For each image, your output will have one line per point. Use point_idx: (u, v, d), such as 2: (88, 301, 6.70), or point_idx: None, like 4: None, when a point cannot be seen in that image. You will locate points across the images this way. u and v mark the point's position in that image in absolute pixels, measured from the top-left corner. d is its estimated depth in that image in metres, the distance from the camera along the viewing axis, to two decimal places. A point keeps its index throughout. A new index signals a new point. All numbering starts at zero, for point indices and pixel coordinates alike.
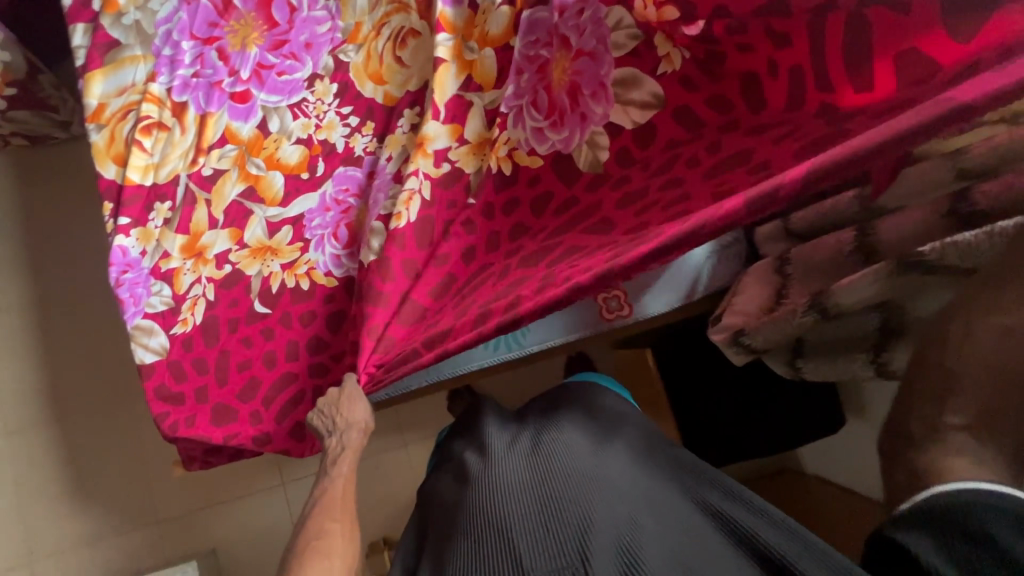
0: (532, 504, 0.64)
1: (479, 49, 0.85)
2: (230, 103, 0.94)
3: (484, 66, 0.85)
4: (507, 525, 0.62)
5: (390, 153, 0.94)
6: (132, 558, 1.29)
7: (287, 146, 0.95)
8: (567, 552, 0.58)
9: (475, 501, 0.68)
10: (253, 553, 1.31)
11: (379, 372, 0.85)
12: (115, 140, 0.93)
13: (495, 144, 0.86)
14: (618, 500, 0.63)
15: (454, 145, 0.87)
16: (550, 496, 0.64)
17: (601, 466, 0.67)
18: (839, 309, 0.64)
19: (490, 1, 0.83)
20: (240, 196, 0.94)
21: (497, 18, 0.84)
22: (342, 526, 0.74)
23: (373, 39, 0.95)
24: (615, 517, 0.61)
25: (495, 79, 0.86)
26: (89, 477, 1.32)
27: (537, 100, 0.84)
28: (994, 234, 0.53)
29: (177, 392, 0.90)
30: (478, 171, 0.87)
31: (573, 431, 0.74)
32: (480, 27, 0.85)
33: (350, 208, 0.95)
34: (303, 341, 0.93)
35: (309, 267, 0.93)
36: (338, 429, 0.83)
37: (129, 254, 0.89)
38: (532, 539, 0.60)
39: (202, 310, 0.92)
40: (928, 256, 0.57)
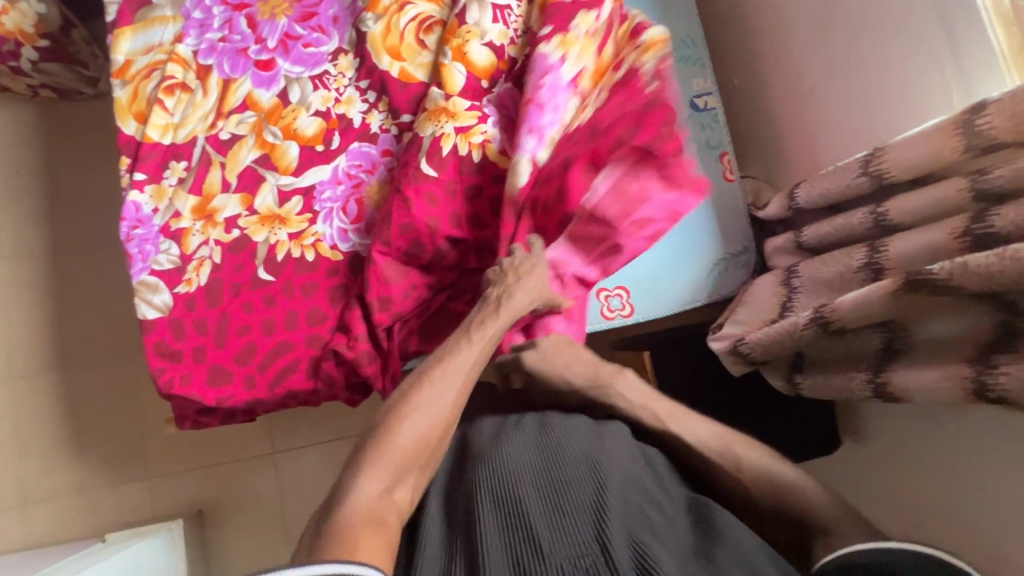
0: (542, 482, 0.57)
1: (451, 57, 0.91)
2: (254, 70, 0.96)
3: (452, 73, 0.90)
4: (515, 502, 0.54)
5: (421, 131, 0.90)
6: (120, 511, 1.32)
7: (305, 117, 0.95)
8: (581, 537, 0.51)
9: (474, 474, 0.59)
10: (238, 519, 1.33)
11: (385, 341, 0.91)
12: (137, 97, 0.95)
13: (469, 130, 0.90)
14: (632, 491, 0.57)
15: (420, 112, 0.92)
16: (561, 476, 0.57)
17: (606, 452, 0.61)
18: (838, 322, 0.62)
19: (480, 28, 0.91)
20: (254, 162, 0.95)
21: (480, 50, 0.91)
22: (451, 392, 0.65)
23: (395, 12, 0.94)
24: (630, 508, 0.55)
25: (456, 90, 0.91)
26: (86, 427, 1.34)
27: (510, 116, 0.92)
28: (1007, 257, 0.48)
29: (176, 349, 0.91)
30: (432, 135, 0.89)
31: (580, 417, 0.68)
32: (460, 39, 0.91)
33: (361, 183, 0.94)
34: (303, 311, 0.91)
35: (316, 239, 0.93)
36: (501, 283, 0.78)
37: (142, 210, 0.94)
38: (547, 521, 0.52)
39: (207, 271, 0.92)
40: (941, 278, 0.52)
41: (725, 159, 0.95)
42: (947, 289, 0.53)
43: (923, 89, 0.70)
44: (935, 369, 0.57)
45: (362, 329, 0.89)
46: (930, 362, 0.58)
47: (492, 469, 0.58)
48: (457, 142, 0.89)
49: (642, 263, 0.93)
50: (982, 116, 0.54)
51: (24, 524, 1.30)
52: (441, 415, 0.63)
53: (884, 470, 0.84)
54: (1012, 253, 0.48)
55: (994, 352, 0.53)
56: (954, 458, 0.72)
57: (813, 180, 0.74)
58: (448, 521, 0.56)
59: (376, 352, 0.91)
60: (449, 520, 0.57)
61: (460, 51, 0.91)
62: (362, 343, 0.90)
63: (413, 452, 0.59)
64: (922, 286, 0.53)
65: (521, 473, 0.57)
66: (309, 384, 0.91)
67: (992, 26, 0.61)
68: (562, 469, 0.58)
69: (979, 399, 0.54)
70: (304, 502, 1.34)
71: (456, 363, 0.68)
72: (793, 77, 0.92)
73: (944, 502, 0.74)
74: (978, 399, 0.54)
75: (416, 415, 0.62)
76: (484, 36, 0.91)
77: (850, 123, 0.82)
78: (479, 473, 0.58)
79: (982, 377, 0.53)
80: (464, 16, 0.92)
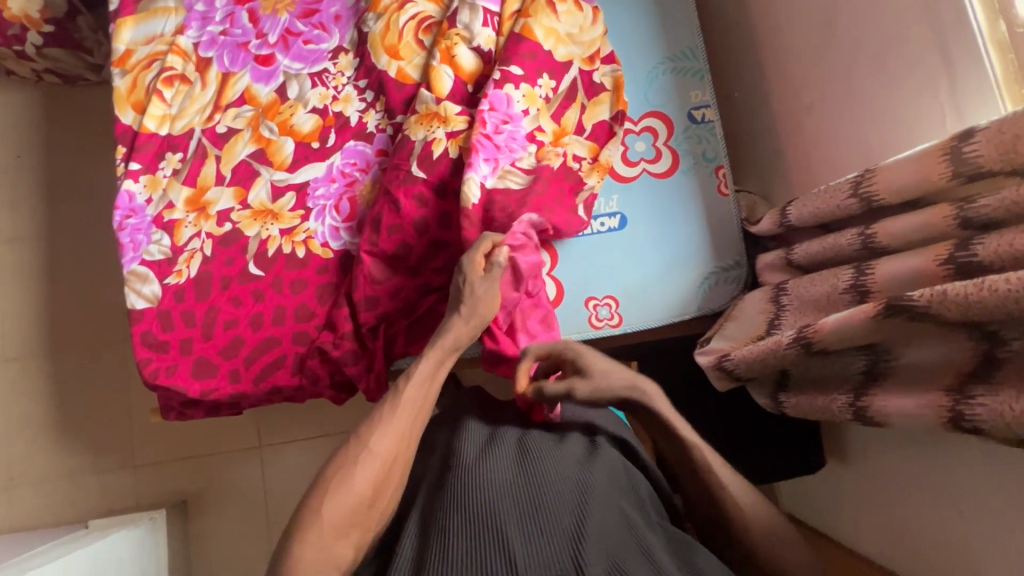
0: (523, 504, 0.55)
1: (440, 61, 0.91)
2: (254, 65, 0.96)
3: (440, 75, 0.91)
4: (494, 521, 0.53)
5: (413, 135, 0.91)
6: (104, 498, 1.32)
7: (302, 114, 0.95)
8: (559, 558, 0.50)
9: (455, 489, 0.58)
10: (222, 511, 1.33)
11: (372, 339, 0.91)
12: (136, 86, 0.95)
13: (459, 134, 0.90)
14: (613, 515, 0.56)
15: (408, 115, 0.92)
16: (540, 497, 0.56)
17: (590, 477, 0.59)
18: (821, 343, 0.62)
19: (469, 32, 0.92)
20: (249, 157, 0.95)
21: (466, 54, 0.92)
22: (387, 444, 0.60)
23: (395, 12, 0.95)
24: (609, 533, 0.54)
25: (446, 92, 0.91)
26: (75, 412, 1.34)
27: None
28: (986, 288, 0.48)
29: (163, 340, 0.91)
30: (423, 139, 0.90)
31: (563, 437, 0.67)
32: (449, 42, 0.92)
33: (355, 181, 0.94)
34: (292, 308, 0.91)
35: (307, 235, 0.93)
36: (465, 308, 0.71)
37: (135, 200, 0.94)
38: (525, 545, 0.51)
39: (197, 263, 0.92)
40: (921, 306, 0.52)
41: (721, 172, 0.95)
42: (927, 317, 0.52)
43: (917, 111, 0.70)
44: (914, 396, 0.57)
45: (348, 328, 0.89)
46: (910, 387, 0.58)
47: (472, 485, 0.58)
48: (448, 147, 0.89)
49: (630, 273, 0.93)
50: (969, 143, 0.54)
51: (9, 506, 1.30)
52: (378, 464, 0.59)
53: (869, 495, 0.83)
54: (993, 284, 0.47)
55: (973, 381, 0.53)
56: (935, 483, 0.71)
57: (805, 198, 0.74)
58: (425, 535, 0.55)
59: (361, 351, 0.91)
60: (427, 536, 0.55)
61: (449, 55, 0.91)
62: (349, 342, 0.89)
63: (350, 511, 0.56)
64: (902, 312, 0.53)
65: (501, 493, 0.56)
66: (293, 380, 0.91)
67: (987, 52, 0.61)
68: (543, 489, 0.57)
69: (956, 429, 0.54)
70: (288, 498, 1.33)
71: (399, 405, 0.63)
72: (792, 92, 0.92)
73: (926, 528, 0.73)
74: (955, 428, 0.53)
75: (355, 470, 0.58)
76: (471, 41, 0.92)
77: (847, 142, 0.82)
78: (460, 490, 0.57)
79: (958, 406, 0.52)
80: (455, 20, 0.92)
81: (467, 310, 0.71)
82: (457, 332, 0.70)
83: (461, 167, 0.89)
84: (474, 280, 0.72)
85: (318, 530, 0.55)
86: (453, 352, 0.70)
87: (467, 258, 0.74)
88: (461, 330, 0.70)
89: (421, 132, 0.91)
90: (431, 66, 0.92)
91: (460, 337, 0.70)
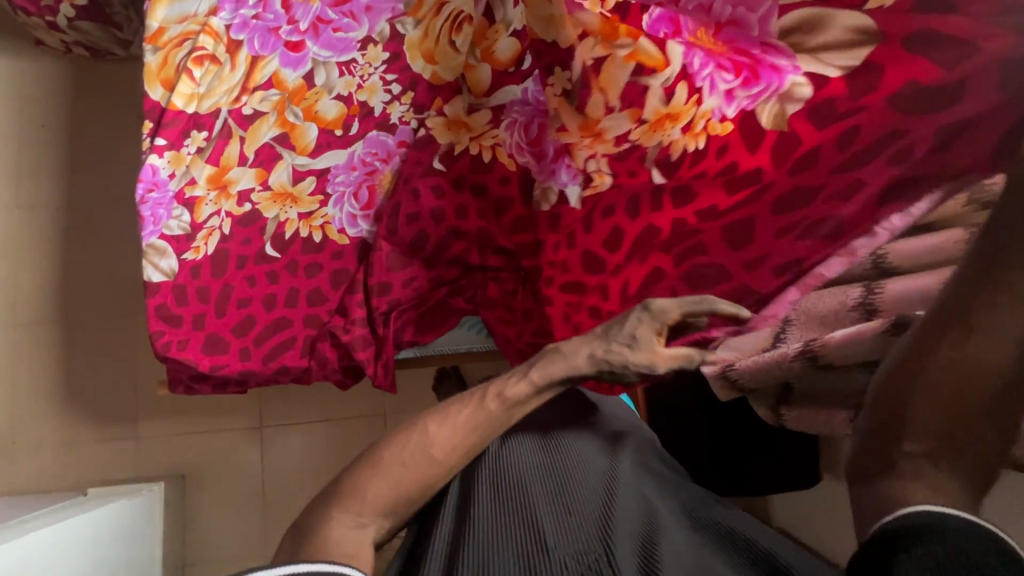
0: (551, 492, 0.65)
1: (479, 58, 0.91)
2: (283, 50, 0.94)
3: (479, 75, 0.92)
4: (527, 504, 0.64)
5: (439, 138, 0.96)
6: (105, 467, 1.34)
7: (326, 101, 0.96)
8: (589, 537, 0.58)
9: (493, 476, 0.68)
10: (218, 487, 1.34)
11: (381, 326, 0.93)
12: (167, 64, 0.95)
13: (480, 135, 0.95)
14: (637, 500, 0.66)
15: (432, 114, 0.97)
16: (568, 480, 0.67)
17: (612, 471, 0.69)
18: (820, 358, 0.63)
19: (506, 23, 0.87)
20: (273, 140, 0.96)
21: (504, 45, 0.88)
22: (443, 451, 0.64)
23: (432, 19, 0.94)
24: (633, 512, 0.63)
25: (484, 89, 0.92)
26: (80, 380, 1.36)
27: (529, 125, 0.90)
28: None
29: (176, 314, 0.91)
30: (450, 145, 0.96)
31: (587, 432, 0.77)
32: (489, 41, 0.89)
33: (375, 171, 0.97)
34: (304, 291, 0.93)
35: (326, 220, 0.95)
36: (621, 336, 0.66)
37: (159, 174, 0.92)
38: (552, 520, 0.61)
39: (215, 241, 0.94)
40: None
41: None
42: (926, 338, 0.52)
43: None
44: None
45: (361, 314, 0.91)
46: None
47: (508, 469, 0.69)
48: (468, 145, 0.96)
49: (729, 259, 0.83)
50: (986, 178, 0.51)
51: (9, 469, 1.31)
52: (434, 466, 0.63)
53: None
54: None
55: None
56: None
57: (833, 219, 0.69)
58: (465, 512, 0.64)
59: (371, 338, 0.92)
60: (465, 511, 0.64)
61: (487, 52, 0.90)
62: (359, 327, 0.91)
63: (395, 500, 0.62)
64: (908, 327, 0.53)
65: (533, 481, 0.67)
66: (301, 362, 0.93)
67: None
68: (570, 478, 0.67)
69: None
70: (285, 478, 1.35)
71: (469, 415, 0.66)
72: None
73: None
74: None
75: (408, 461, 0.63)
76: (509, 27, 0.87)
77: None
78: (496, 479, 0.68)
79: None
80: (491, 15, 0.88)
81: (604, 350, 0.67)
82: (573, 363, 0.67)
83: (481, 163, 0.95)
84: (643, 320, 0.66)
85: (362, 505, 0.60)
86: (558, 382, 0.68)
87: (660, 303, 0.66)
88: (580, 364, 0.67)
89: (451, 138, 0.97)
90: (469, 64, 0.92)
91: (573, 367, 0.67)
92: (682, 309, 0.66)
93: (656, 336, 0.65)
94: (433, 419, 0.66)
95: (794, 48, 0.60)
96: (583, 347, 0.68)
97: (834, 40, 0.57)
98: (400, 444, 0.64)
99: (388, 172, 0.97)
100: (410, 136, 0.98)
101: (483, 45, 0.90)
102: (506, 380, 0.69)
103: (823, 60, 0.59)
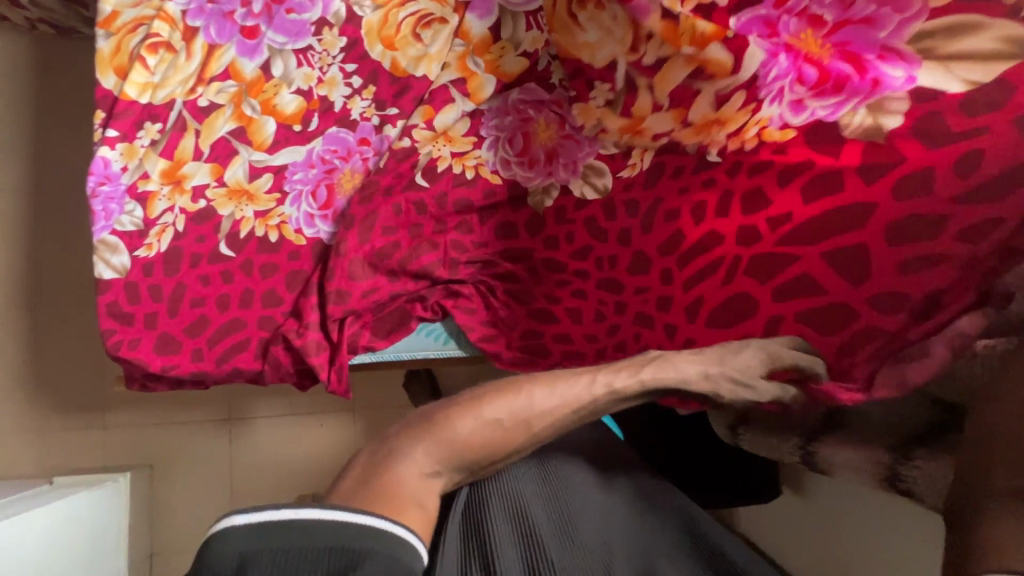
0: (553, 514, 0.66)
1: (484, 68, 0.93)
2: (240, 38, 0.92)
3: (481, 83, 0.93)
4: (531, 523, 0.64)
5: (422, 150, 0.92)
6: (74, 455, 1.34)
7: (286, 94, 0.93)
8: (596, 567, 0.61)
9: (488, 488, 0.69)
10: (186, 478, 1.34)
11: (335, 332, 0.90)
12: (120, 51, 0.91)
13: (464, 155, 0.93)
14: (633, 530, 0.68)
15: (422, 126, 0.93)
16: (571, 504, 0.68)
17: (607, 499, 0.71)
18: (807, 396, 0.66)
19: (513, 42, 0.92)
20: (230, 134, 0.93)
21: (511, 60, 0.92)
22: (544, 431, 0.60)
23: (395, 6, 0.92)
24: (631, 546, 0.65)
25: (485, 98, 0.93)
26: (48, 369, 1.35)
27: (513, 138, 0.93)
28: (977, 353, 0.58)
29: (128, 312, 0.90)
30: (433, 157, 0.92)
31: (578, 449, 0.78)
32: (494, 55, 0.92)
33: (334, 169, 0.93)
34: (259, 292, 0.91)
35: (282, 220, 0.92)
36: (739, 358, 0.64)
37: (110, 166, 0.91)
38: (558, 545, 0.62)
39: (168, 238, 0.91)
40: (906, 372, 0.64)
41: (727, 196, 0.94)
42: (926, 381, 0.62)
43: None
44: (858, 449, 0.64)
45: (315, 319, 0.89)
46: (859, 445, 0.64)
47: (507, 487, 0.69)
48: (452, 164, 0.93)
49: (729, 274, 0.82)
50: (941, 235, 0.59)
51: None
52: (520, 435, 0.59)
53: (828, 524, 0.87)
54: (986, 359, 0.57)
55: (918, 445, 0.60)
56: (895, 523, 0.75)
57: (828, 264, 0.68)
58: (466, 521, 0.64)
59: (325, 342, 0.90)
60: (466, 524, 0.64)
61: (493, 64, 0.92)
62: (315, 331, 0.89)
63: (471, 458, 0.59)
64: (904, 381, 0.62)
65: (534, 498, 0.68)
66: (255, 365, 0.90)
67: None
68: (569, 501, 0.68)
69: (891, 489, 0.62)
70: (252, 470, 1.35)
71: (575, 398, 0.61)
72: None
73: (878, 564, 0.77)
74: (889, 488, 0.63)
75: (506, 429, 0.59)
76: (518, 45, 0.91)
77: None
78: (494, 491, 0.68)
79: (897, 466, 0.61)
80: (497, 31, 0.92)
81: (719, 370, 0.63)
82: (686, 371, 0.63)
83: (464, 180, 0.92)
84: (761, 349, 0.64)
85: (449, 455, 0.59)
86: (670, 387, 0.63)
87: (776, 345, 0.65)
88: (690, 376, 0.63)
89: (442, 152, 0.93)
90: (473, 72, 0.93)
91: (685, 376, 0.63)
92: (793, 349, 0.65)
93: (764, 372, 0.63)
94: (537, 382, 0.62)
95: (924, 53, 0.60)
96: (698, 361, 0.64)
97: (973, 46, 0.58)
98: (497, 402, 0.61)
99: (345, 172, 0.93)
100: (371, 131, 0.94)
101: (485, 58, 0.93)
102: (617, 369, 0.63)
103: (952, 70, 0.59)
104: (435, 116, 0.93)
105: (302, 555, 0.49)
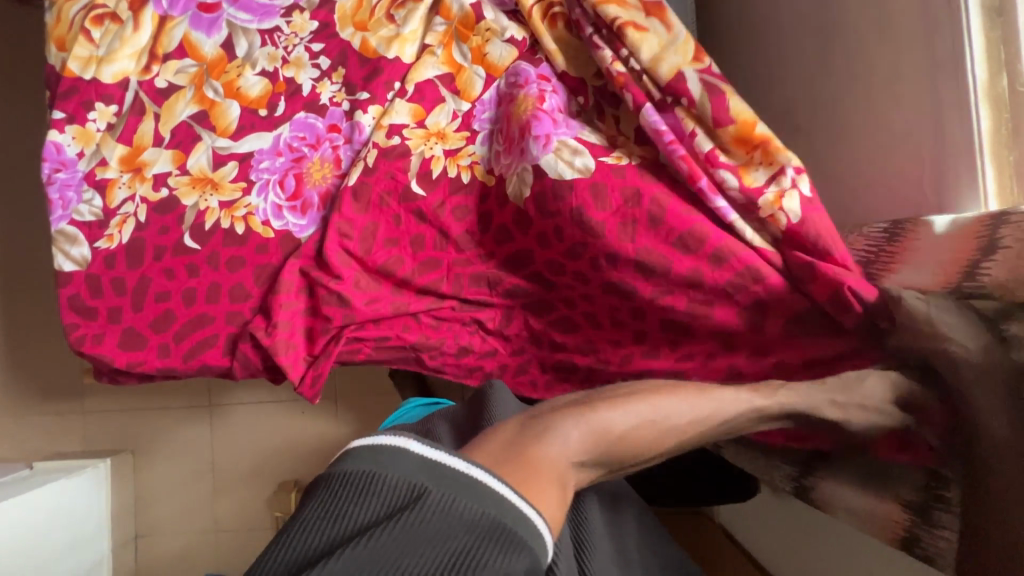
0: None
1: (470, 60, 0.87)
2: (195, 12, 0.89)
3: (470, 77, 0.86)
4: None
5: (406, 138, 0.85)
6: (53, 439, 1.34)
7: (249, 76, 0.88)
8: None
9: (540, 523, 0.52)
10: (168, 463, 1.34)
11: (326, 338, 0.86)
12: (61, 21, 0.89)
13: (457, 153, 0.86)
14: None
15: (412, 124, 0.86)
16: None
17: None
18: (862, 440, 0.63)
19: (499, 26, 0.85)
20: (191, 118, 0.88)
21: (498, 49, 0.85)
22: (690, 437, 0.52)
23: None
24: None
25: (474, 92, 0.86)
26: (22, 354, 1.33)
27: (502, 128, 0.84)
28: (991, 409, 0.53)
29: (91, 306, 0.87)
30: (421, 154, 0.85)
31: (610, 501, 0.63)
32: (479, 40, 0.86)
33: (303, 157, 0.88)
34: (225, 287, 0.87)
35: (248, 211, 0.87)
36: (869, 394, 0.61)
37: (64, 152, 0.87)
38: None
39: (129, 229, 0.87)
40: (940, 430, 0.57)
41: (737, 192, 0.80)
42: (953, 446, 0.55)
43: (906, 159, 0.72)
44: (861, 495, 0.65)
45: (283, 316, 0.85)
46: (869, 495, 0.64)
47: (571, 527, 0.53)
48: (446, 166, 0.85)
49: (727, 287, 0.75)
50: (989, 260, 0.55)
51: None
52: (676, 437, 0.50)
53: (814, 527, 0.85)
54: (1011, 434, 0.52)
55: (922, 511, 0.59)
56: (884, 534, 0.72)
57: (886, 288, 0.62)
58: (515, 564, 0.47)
59: (295, 341, 0.86)
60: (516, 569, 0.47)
61: (480, 54, 0.86)
62: (284, 328, 0.85)
63: (623, 455, 0.46)
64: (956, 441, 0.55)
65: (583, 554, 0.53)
66: (224, 361, 0.87)
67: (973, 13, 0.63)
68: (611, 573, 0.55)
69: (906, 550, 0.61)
70: (234, 455, 1.34)
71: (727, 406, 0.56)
72: (814, 115, 0.89)
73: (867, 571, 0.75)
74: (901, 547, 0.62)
75: (661, 433, 0.49)
76: (504, 31, 0.85)
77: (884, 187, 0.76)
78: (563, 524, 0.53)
79: (918, 531, 0.59)
80: (480, 14, 0.86)
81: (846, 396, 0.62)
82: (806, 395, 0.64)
83: (459, 184, 0.85)
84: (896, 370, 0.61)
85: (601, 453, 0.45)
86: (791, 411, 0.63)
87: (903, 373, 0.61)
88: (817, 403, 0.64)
89: (433, 151, 0.86)
90: (461, 67, 0.87)
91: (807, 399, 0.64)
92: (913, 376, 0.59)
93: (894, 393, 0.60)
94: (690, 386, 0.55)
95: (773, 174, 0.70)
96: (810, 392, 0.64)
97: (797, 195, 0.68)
98: (664, 394, 0.51)
99: (318, 163, 0.88)
100: (340, 117, 0.89)
101: (472, 46, 0.87)
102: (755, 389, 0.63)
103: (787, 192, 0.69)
104: (424, 114, 0.87)
105: (467, 514, 0.34)
